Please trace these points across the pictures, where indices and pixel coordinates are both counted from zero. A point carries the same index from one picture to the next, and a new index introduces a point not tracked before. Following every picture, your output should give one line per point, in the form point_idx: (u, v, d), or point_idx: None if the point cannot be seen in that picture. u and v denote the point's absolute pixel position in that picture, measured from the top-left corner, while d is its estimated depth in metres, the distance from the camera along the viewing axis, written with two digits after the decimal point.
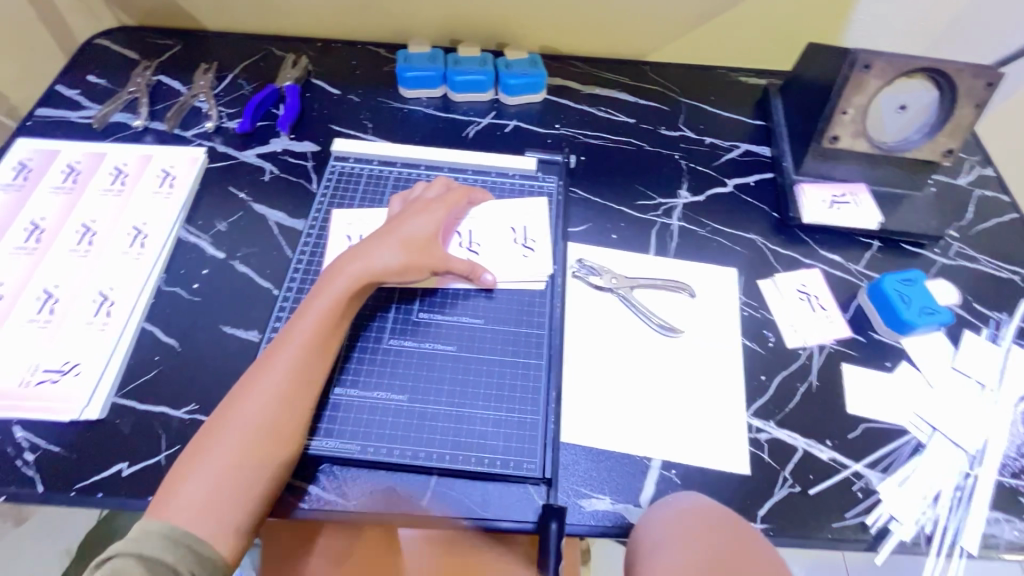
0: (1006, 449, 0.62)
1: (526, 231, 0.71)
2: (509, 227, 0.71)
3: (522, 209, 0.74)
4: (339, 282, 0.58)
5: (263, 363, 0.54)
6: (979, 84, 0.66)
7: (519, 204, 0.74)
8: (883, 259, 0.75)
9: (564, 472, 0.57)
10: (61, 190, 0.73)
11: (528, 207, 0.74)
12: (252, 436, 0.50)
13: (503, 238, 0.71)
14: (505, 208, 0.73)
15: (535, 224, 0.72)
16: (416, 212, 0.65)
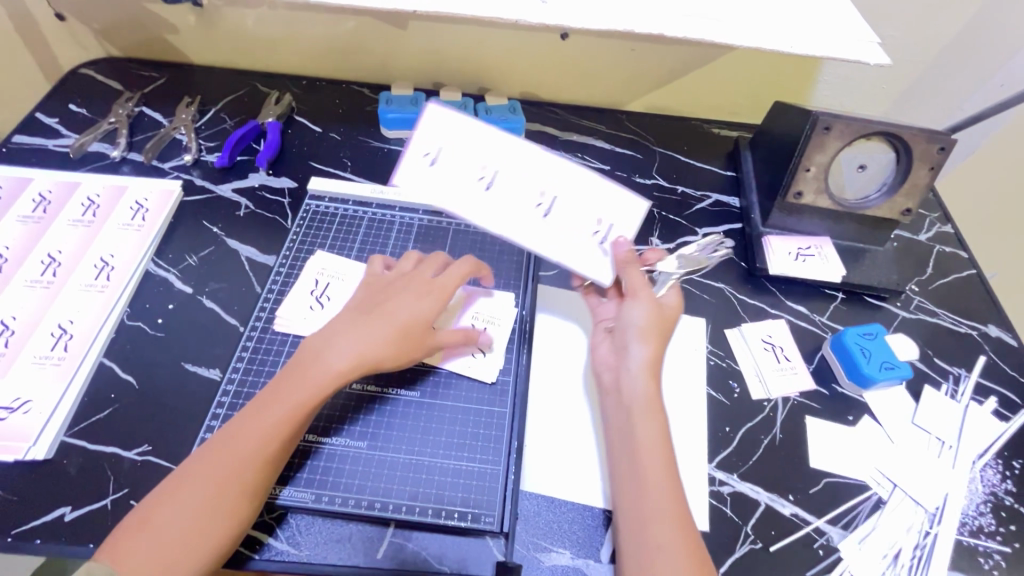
0: (965, 507, 0.62)
1: (612, 230, 0.61)
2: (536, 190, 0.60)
3: (618, 209, 0.61)
4: (321, 362, 0.53)
5: (239, 430, 0.51)
6: (933, 148, 0.69)
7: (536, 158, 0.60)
8: (847, 311, 0.77)
9: (524, 524, 0.56)
10: (30, 219, 0.72)
11: (629, 213, 0.61)
12: (201, 518, 0.47)
13: (480, 164, 0.59)
14: (529, 164, 0.60)
15: (523, 171, 0.60)
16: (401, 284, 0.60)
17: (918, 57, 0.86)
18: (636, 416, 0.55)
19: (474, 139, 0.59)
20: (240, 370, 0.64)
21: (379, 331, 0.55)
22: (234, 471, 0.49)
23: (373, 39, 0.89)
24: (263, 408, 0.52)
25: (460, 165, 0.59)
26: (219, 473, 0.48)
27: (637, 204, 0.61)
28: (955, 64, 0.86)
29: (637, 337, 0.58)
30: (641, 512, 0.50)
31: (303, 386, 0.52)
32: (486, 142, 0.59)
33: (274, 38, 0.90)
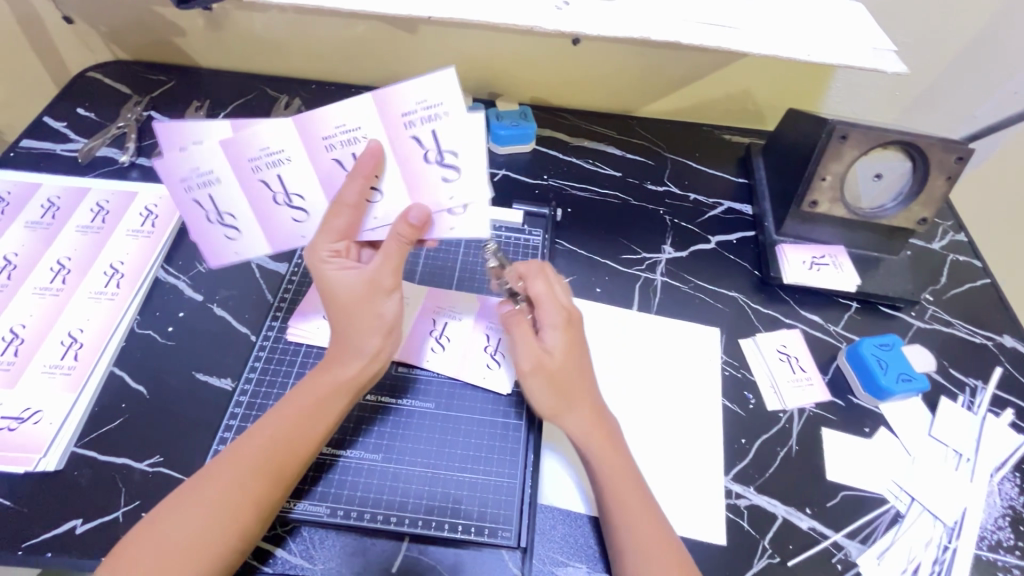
0: (983, 521, 0.62)
1: (437, 139, 0.52)
2: (335, 157, 0.52)
3: (417, 93, 0.50)
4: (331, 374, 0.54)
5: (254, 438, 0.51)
6: (950, 158, 0.69)
7: (297, 144, 0.52)
8: (861, 320, 0.76)
9: (541, 538, 0.55)
10: (38, 225, 0.72)
11: (433, 88, 0.50)
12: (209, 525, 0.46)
13: (260, 194, 0.54)
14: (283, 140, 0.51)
15: (297, 166, 0.53)
16: (332, 256, 0.52)
17: (932, 64, 0.86)
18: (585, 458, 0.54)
19: (229, 174, 0.53)
20: (252, 380, 0.63)
21: (353, 319, 0.53)
22: (252, 473, 0.49)
23: (382, 43, 0.88)
24: (278, 418, 0.52)
25: (247, 207, 0.55)
26: (241, 473, 0.49)
27: (437, 73, 0.49)
28: (970, 71, 0.86)
29: (543, 387, 0.54)
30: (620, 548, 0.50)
31: (326, 391, 0.54)
32: (240, 172, 0.53)
33: (283, 42, 0.89)
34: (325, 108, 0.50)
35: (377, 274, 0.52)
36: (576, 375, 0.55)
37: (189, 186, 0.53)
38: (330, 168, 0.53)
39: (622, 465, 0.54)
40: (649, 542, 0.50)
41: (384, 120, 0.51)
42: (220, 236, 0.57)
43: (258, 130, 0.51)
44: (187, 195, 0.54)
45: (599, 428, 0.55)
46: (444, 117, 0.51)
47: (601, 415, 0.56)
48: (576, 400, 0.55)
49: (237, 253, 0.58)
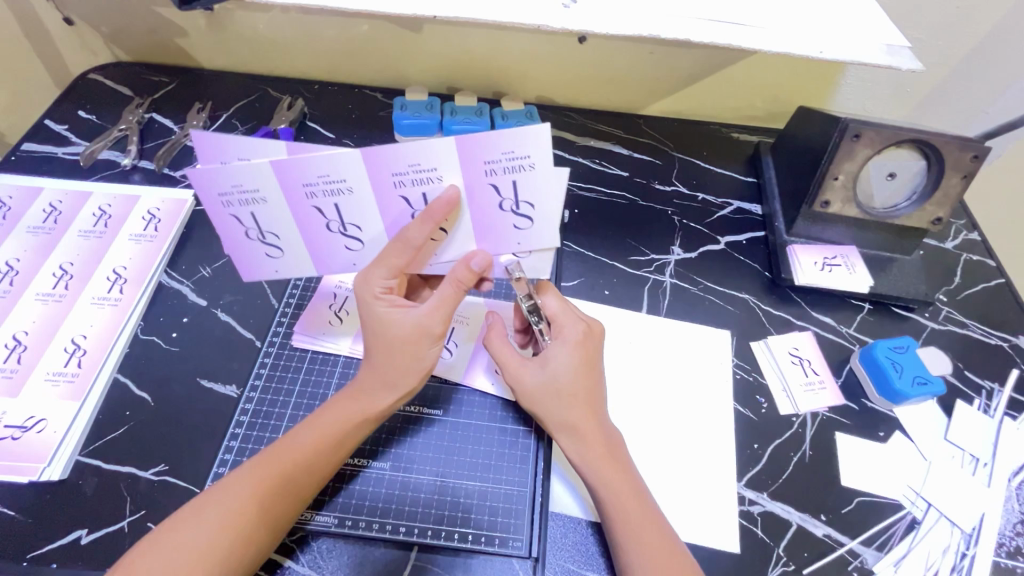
0: (1002, 527, 0.60)
1: (516, 189, 0.50)
2: (401, 195, 0.51)
3: (508, 145, 0.47)
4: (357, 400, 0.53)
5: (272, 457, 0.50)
6: (966, 157, 0.67)
7: (361, 178, 0.49)
8: (874, 322, 0.75)
9: (551, 547, 0.54)
10: (40, 230, 0.71)
11: (525, 141, 0.46)
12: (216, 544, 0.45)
13: (311, 219, 0.53)
14: (344, 180, 0.49)
15: (358, 198, 0.51)
16: (383, 293, 0.52)
17: (945, 60, 0.84)
18: (580, 471, 0.53)
19: (278, 199, 0.51)
20: (258, 387, 0.63)
21: (393, 356, 0.52)
22: (265, 491, 0.48)
23: (386, 42, 0.87)
24: (300, 438, 0.51)
25: (295, 230, 0.54)
26: (252, 490, 0.48)
27: (534, 131, 0.46)
28: (983, 67, 0.84)
29: (533, 406, 0.55)
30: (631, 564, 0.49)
31: (348, 416, 0.52)
32: (292, 197, 0.51)
33: (286, 42, 0.88)
34: (400, 149, 0.47)
35: (429, 320, 0.52)
36: (563, 394, 0.53)
37: (229, 201, 0.50)
38: (395, 203, 0.51)
39: (620, 477, 0.52)
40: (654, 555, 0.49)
41: (464, 166, 0.48)
42: (261, 254, 0.57)
43: (318, 160, 0.48)
44: (226, 211, 0.51)
45: (594, 443, 0.53)
46: (530, 169, 0.48)
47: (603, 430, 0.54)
48: (567, 419, 0.53)
49: (275, 269, 0.59)
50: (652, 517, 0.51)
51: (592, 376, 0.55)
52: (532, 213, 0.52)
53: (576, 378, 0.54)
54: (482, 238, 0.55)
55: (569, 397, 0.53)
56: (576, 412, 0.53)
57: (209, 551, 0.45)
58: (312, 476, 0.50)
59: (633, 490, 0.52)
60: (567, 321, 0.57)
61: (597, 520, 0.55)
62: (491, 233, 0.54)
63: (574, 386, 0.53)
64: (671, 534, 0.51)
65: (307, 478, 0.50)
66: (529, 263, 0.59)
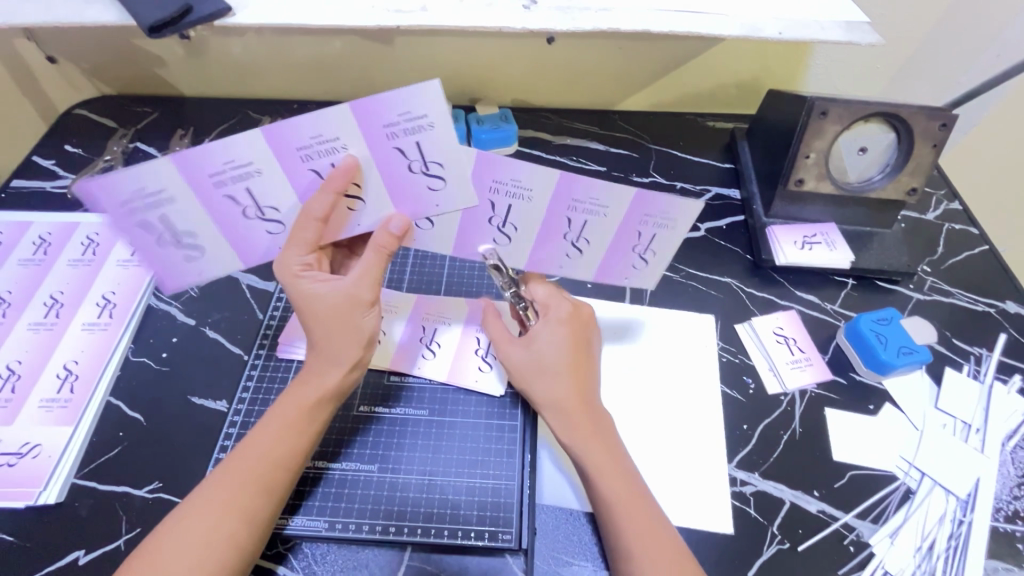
0: (998, 491, 0.60)
1: (421, 151, 0.50)
2: (311, 171, 0.51)
3: (402, 104, 0.47)
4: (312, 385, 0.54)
5: (239, 459, 0.51)
6: (935, 125, 0.68)
7: (267, 157, 0.49)
8: (858, 297, 0.75)
9: (543, 539, 0.54)
10: (30, 262, 0.73)
11: (419, 97, 0.47)
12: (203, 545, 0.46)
13: (224, 209, 0.53)
14: (250, 165, 0.50)
15: (268, 179, 0.51)
16: (304, 270, 0.53)
17: (912, 34, 0.85)
18: (567, 447, 0.54)
19: (188, 194, 0.51)
20: (246, 401, 0.63)
21: (328, 333, 0.53)
22: (244, 491, 0.48)
23: (359, 57, 0.89)
24: (260, 436, 0.52)
25: (210, 225, 0.54)
26: (231, 494, 0.48)
27: (426, 86, 0.47)
28: (950, 38, 0.85)
29: (520, 385, 0.57)
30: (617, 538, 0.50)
31: (303, 404, 0.53)
32: (201, 189, 0.50)
33: (262, 64, 0.90)
34: (298, 119, 0.47)
35: (356, 287, 0.53)
36: (548, 368, 0.55)
37: (133, 207, 0.50)
38: (304, 177, 0.51)
39: (605, 452, 0.53)
40: (642, 535, 0.49)
41: (364, 130, 0.48)
42: (179, 256, 0.56)
43: (215, 145, 0.48)
44: (133, 218, 0.51)
45: (579, 416, 0.54)
46: (428, 128, 0.49)
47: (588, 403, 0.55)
48: (552, 393, 0.55)
49: (198, 272, 0.58)
50: (634, 490, 0.52)
51: (576, 351, 0.56)
52: (653, 259, 0.60)
53: (561, 354, 0.55)
54: (538, 259, 0.61)
55: (553, 373, 0.55)
56: (562, 387, 0.55)
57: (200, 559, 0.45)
58: (285, 472, 0.51)
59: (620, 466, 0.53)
60: (555, 301, 0.59)
61: (591, 510, 0.55)
62: (402, 195, 0.54)
63: (557, 361, 0.55)
64: (661, 520, 0.51)
65: (280, 478, 0.50)
66: (510, 259, 0.61)
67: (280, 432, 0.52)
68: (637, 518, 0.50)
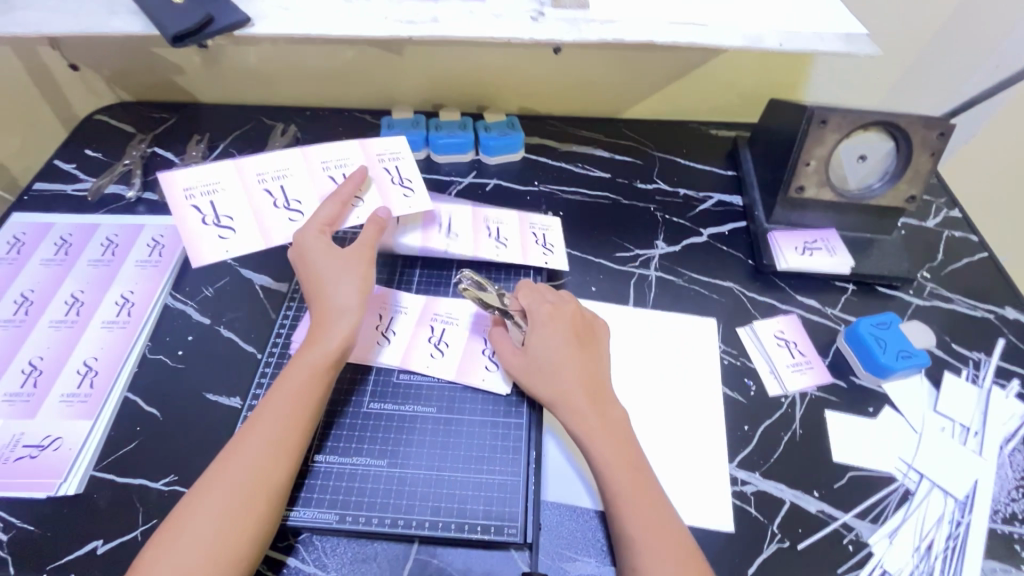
0: (996, 493, 0.61)
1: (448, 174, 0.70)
2: (264, 187, 0.64)
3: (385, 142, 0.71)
4: (315, 351, 0.57)
5: (246, 434, 0.53)
6: (932, 134, 0.69)
7: (296, 162, 0.67)
8: (858, 302, 0.76)
9: (548, 534, 0.56)
10: (52, 262, 0.75)
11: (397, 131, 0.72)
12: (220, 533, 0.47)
13: (188, 217, 0.61)
14: (230, 177, 0.64)
15: (229, 191, 0.63)
16: (317, 237, 0.61)
17: (911, 46, 0.87)
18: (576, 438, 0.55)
19: (233, 181, 0.64)
20: (259, 397, 0.65)
21: (332, 292, 0.59)
22: (256, 476, 0.50)
23: (371, 66, 0.91)
24: (266, 409, 0.54)
25: (245, 210, 0.63)
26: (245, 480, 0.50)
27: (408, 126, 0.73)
28: (949, 50, 0.87)
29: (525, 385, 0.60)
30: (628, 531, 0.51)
31: (306, 372, 0.56)
32: (174, 200, 0.61)
33: (277, 72, 0.93)
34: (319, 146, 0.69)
35: (356, 248, 0.62)
36: (547, 367, 0.58)
37: (191, 194, 0.62)
38: (260, 196, 0.64)
39: (614, 440, 0.55)
40: (651, 528, 0.50)
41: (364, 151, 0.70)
42: (213, 238, 0.61)
43: (196, 169, 0.63)
44: (188, 202, 0.62)
45: (586, 409, 0.56)
46: (402, 158, 0.72)
47: (599, 400, 0.57)
48: (557, 390, 0.57)
49: (227, 253, 0.61)
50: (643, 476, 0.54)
51: (578, 351, 0.59)
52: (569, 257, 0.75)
53: (557, 351, 0.58)
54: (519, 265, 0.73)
55: (558, 369, 0.58)
56: (567, 382, 0.57)
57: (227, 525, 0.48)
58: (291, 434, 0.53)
59: (627, 455, 0.54)
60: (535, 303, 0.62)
61: (602, 509, 0.56)
62: (385, 198, 0.68)
63: (561, 359, 0.58)
64: (670, 513, 0.52)
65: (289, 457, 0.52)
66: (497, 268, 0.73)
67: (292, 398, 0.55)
68: (645, 511, 0.51)
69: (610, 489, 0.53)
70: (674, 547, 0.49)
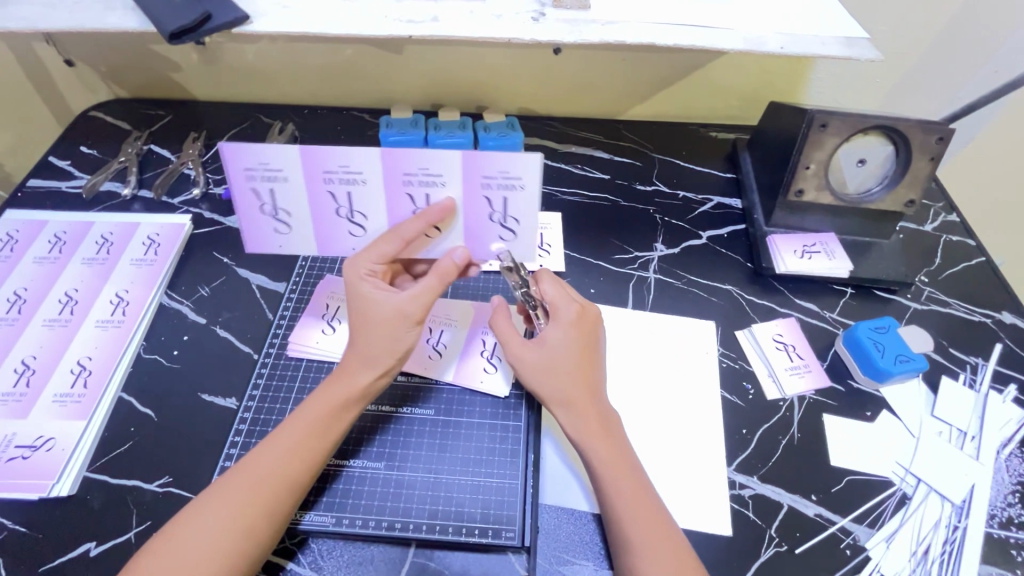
0: (993, 498, 0.61)
1: (506, 205, 0.57)
2: (330, 190, 0.57)
3: (504, 165, 0.54)
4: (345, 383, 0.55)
5: (261, 448, 0.52)
6: (932, 139, 0.69)
7: (375, 172, 0.55)
8: (856, 305, 0.76)
9: (546, 538, 0.55)
10: (46, 260, 0.74)
11: (518, 164, 0.54)
12: (219, 538, 0.47)
13: (247, 199, 0.58)
14: (295, 170, 0.55)
15: (293, 187, 0.57)
16: (369, 275, 0.56)
17: (910, 50, 0.87)
18: (576, 445, 0.55)
19: (299, 180, 0.56)
20: (256, 398, 0.65)
21: (374, 340, 0.55)
22: (261, 484, 0.50)
23: (370, 65, 0.91)
24: (288, 429, 0.53)
25: (306, 211, 0.59)
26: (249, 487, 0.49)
27: (528, 156, 0.53)
28: (947, 55, 0.87)
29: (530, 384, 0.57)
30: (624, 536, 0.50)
31: (334, 400, 0.54)
32: (235, 178, 0.56)
33: (275, 70, 0.92)
34: (415, 151, 0.53)
35: (408, 305, 0.54)
36: (559, 369, 0.55)
37: (253, 175, 0.56)
38: (323, 198, 0.58)
39: (615, 451, 0.54)
40: (648, 532, 0.50)
41: (464, 176, 0.55)
42: (269, 228, 0.60)
43: (261, 149, 0.54)
44: (248, 185, 0.56)
45: (591, 418, 0.55)
46: (520, 189, 0.55)
47: (597, 404, 0.56)
48: (560, 392, 0.55)
49: (280, 245, 0.62)
50: (641, 487, 0.53)
51: (585, 353, 0.57)
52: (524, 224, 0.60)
53: (569, 353, 0.56)
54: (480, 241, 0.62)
55: (565, 372, 0.55)
56: (569, 385, 0.55)
57: (229, 529, 0.47)
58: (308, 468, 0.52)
59: (623, 460, 0.54)
60: (562, 302, 0.58)
61: (599, 511, 0.56)
62: (476, 235, 0.59)
63: (568, 360, 0.56)
64: (665, 516, 0.52)
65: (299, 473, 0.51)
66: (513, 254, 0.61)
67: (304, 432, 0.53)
68: (642, 516, 0.51)
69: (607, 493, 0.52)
70: (669, 556, 0.49)
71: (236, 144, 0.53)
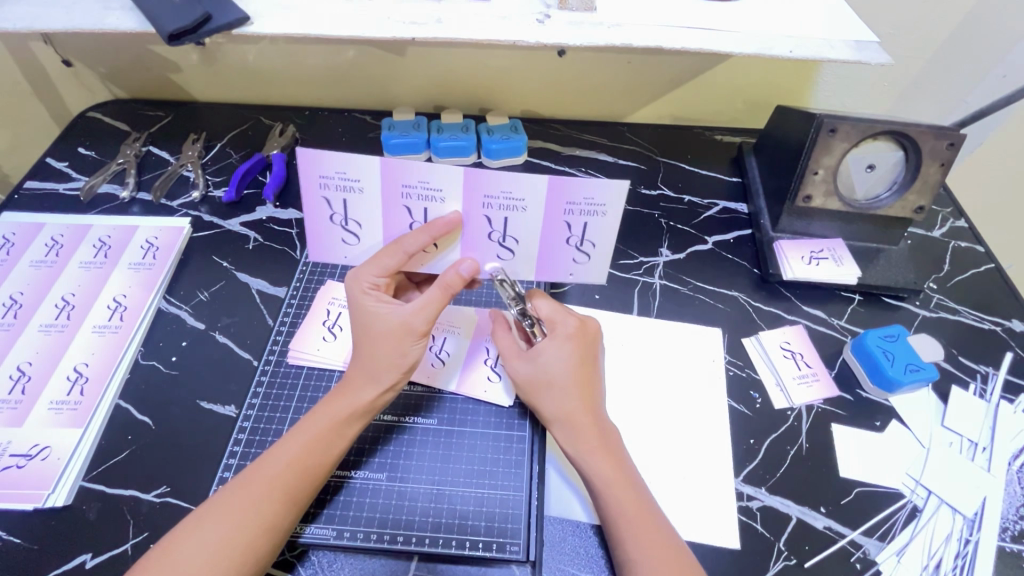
0: (1005, 511, 0.60)
1: (585, 229, 0.57)
2: (405, 205, 0.55)
3: (590, 192, 0.54)
4: (350, 395, 0.55)
5: (265, 459, 0.51)
6: (942, 145, 0.69)
7: (456, 193, 0.54)
8: (864, 313, 0.75)
9: (550, 550, 0.54)
10: (43, 263, 0.73)
11: (606, 191, 0.54)
12: (222, 549, 0.46)
13: (318, 208, 0.56)
14: (372, 182, 0.54)
15: (367, 198, 0.55)
16: (371, 289, 0.56)
17: (917, 55, 0.86)
18: (574, 460, 0.54)
19: (376, 192, 0.55)
20: (256, 406, 0.64)
21: (380, 356, 0.54)
22: (266, 494, 0.49)
23: (372, 66, 0.90)
24: (292, 439, 0.52)
25: (379, 223, 0.57)
26: (253, 498, 0.48)
27: (616, 184, 0.53)
28: (957, 59, 0.86)
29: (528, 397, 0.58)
30: (625, 551, 0.50)
31: (339, 413, 0.54)
32: (307, 185, 0.55)
33: (276, 71, 0.91)
34: (499, 175, 0.52)
35: (412, 318, 0.54)
36: (554, 385, 0.55)
37: (327, 184, 0.55)
38: (398, 213, 0.56)
39: (612, 466, 0.53)
40: (651, 547, 0.49)
41: (548, 201, 0.54)
42: (337, 238, 0.59)
43: (339, 158, 0.53)
44: (320, 193, 0.55)
45: (587, 432, 0.54)
46: (601, 215, 0.55)
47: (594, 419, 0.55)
48: (556, 408, 0.55)
49: (345, 256, 0.61)
50: (645, 507, 0.52)
51: (583, 367, 0.56)
52: (592, 252, 0.59)
53: (566, 369, 0.55)
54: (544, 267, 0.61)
55: (561, 387, 0.55)
56: (567, 401, 0.55)
57: (232, 540, 0.46)
58: (309, 483, 0.51)
59: (624, 473, 0.53)
60: (560, 317, 0.59)
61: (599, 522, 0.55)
62: (549, 257, 0.60)
63: (564, 377, 0.55)
64: (667, 528, 0.51)
65: (303, 485, 0.51)
66: (580, 278, 0.62)
67: (306, 451, 0.52)
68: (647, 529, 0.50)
69: (608, 508, 0.51)
70: None
71: (315, 152, 0.52)
